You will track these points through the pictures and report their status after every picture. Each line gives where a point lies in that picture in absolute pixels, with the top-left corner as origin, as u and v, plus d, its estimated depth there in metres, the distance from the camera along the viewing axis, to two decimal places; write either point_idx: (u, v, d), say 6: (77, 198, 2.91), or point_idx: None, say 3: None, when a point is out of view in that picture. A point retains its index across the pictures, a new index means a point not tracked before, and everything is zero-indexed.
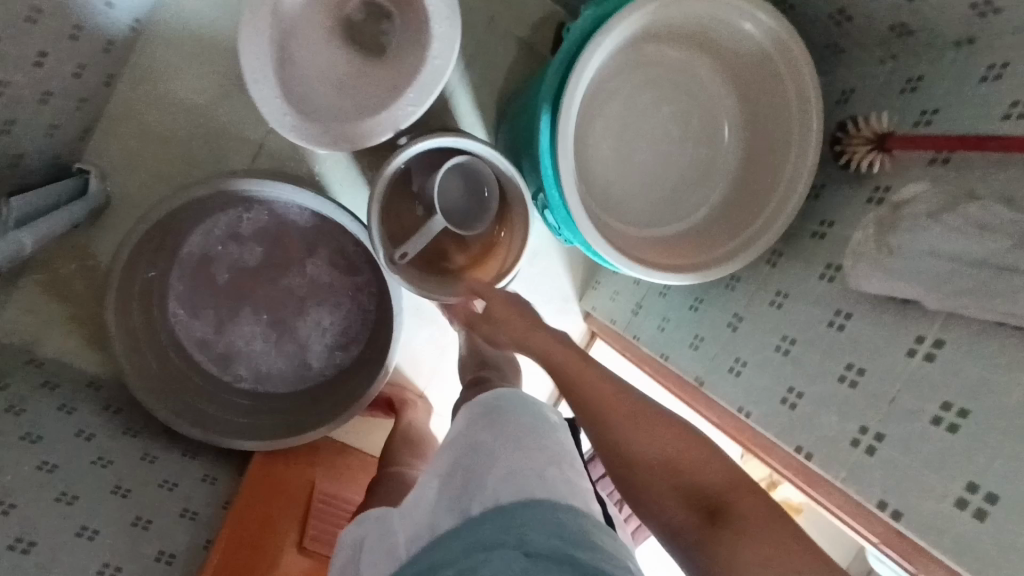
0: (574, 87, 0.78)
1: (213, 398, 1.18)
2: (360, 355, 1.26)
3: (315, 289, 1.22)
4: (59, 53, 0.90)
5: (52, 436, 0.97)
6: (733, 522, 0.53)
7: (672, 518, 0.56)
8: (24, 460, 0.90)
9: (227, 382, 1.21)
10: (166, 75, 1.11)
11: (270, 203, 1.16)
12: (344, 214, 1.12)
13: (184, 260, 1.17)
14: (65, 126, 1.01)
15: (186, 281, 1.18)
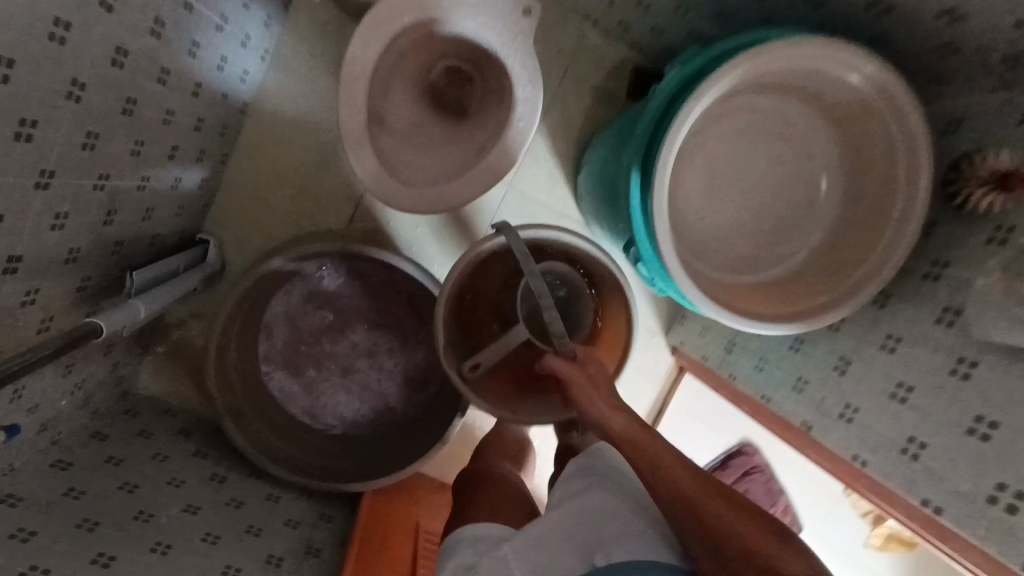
0: (665, 155, 0.76)
1: (304, 445, 1.25)
2: (439, 393, 1.30)
3: (397, 334, 1.29)
4: (188, 143, 0.98)
5: (191, 482, 1.06)
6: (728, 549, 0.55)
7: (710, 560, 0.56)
8: (173, 504, 0.99)
9: (319, 430, 1.28)
10: (270, 144, 1.20)
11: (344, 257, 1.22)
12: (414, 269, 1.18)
13: (271, 322, 1.26)
14: (190, 204, 1.10)
15: (276, 341, 1.26)
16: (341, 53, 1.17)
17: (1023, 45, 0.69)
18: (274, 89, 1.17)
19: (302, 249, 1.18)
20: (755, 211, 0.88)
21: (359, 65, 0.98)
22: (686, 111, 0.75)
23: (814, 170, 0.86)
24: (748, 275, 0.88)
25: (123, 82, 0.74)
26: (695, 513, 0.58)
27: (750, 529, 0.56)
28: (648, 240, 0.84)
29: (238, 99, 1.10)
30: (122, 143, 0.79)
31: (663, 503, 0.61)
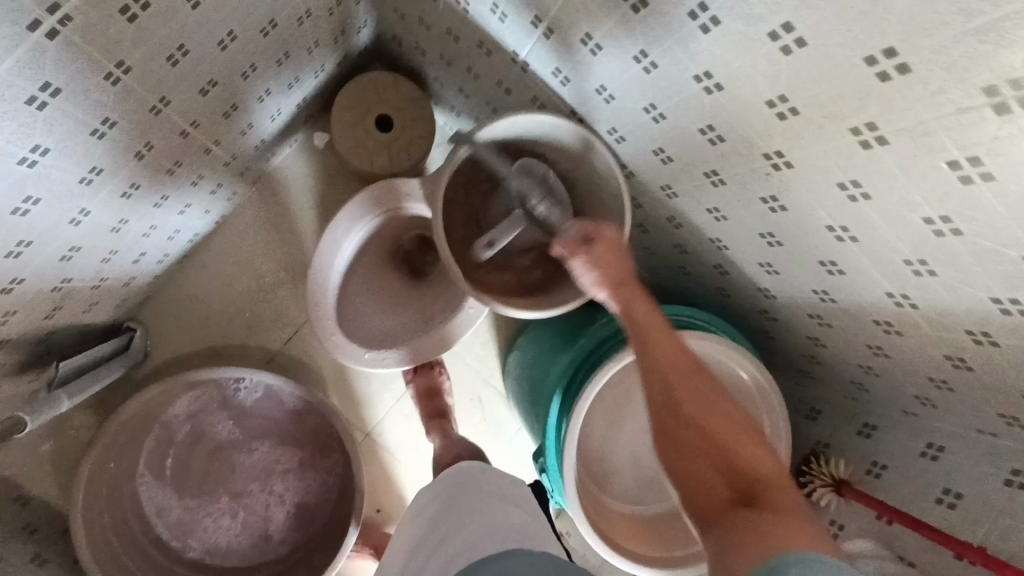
0: (585, 396, 0.88)
1: (158, 565, 1.17)
2: (315, 537, 1.27)
3: (291, 465, 1.28)
4: (155, 250, 1.02)
5: None
6: (726, 474, 0.55)
7: (713, 499, 0.55)
8: None
9: (177, 551, 1.21)
10: (235, 258, 1.26)
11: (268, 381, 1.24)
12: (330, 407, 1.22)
13: (165, 425, 1.23)
14: (134, 297, 1.11)
15: (163, 444, 1.22)
16: (329, 200, 1.30)
17: (860, 378, 0.90)
18: (251, 213, 1.26)
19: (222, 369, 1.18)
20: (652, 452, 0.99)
21: (343, 231, 1.11)
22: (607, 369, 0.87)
23: None
24: (634, 511, 0.96)
25: (126, 204, 0.80)
26: (683, 389, 0.58)
27: (772, 465, 0.56)
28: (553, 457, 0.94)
29: (215, 214, 1.17)
30: (100, 252, 0.83)
31: (673, 426, 0.57)
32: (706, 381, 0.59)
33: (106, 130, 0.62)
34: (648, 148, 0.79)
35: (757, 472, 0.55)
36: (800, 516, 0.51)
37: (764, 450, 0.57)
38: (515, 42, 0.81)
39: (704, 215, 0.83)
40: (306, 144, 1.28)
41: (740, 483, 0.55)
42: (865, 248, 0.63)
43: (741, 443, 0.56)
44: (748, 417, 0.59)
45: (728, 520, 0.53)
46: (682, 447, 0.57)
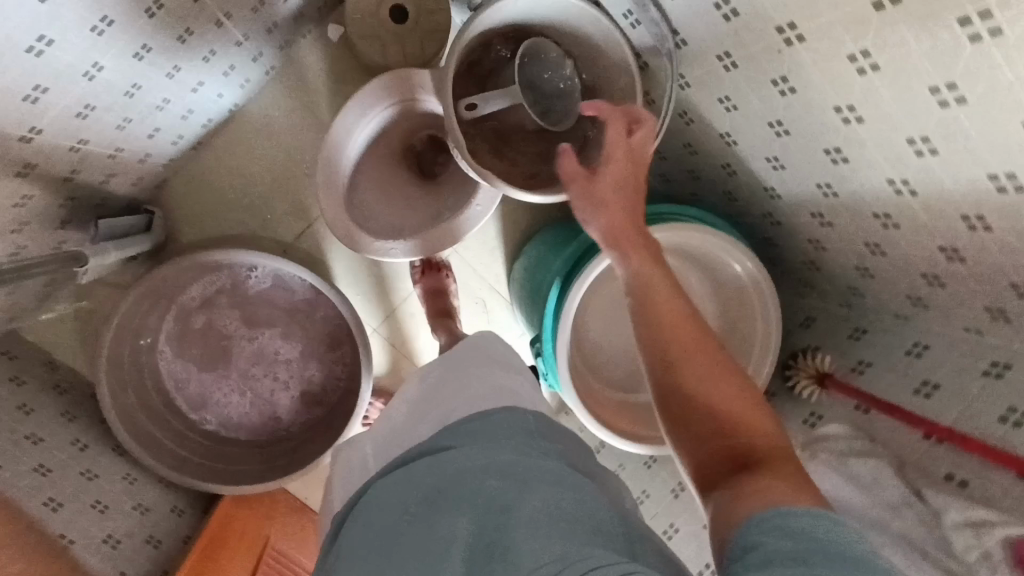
0: (585, 277, 0.90)
1: (175, 432, 1.25)
2: (322, 418, 1.34)
3: (302, 351, 1.34)
4: (169, 128, 1.04)
5: (52, 442, 1.03)
6: (724, 429, 0.54)
7: (705, 467, 0.54)
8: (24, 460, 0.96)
9: (193, 422, 1.29)
10: (246, 147, 1.27)
11: (278, 270, 1.28)
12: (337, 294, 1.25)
13: (182, 306, 1.28)
14: (149, 177, 1.13)
15: (180, 325, 1.29)
16: (340, 93, 1.28)
17: (857, 281, 0.91)
18: (264, 102, 1.26)
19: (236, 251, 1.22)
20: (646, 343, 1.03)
21: (356, 116, 1.12)
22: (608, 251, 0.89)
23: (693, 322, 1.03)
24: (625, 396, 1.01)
25: (139, 68, 0.81)
26: (683, 377, 0.56)
27: (769, 429, 0.54)
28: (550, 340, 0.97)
29: (228, 100, 1.17)
30: (114, 117, 0.84)
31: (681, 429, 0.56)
32: (710, 336, 0.57)
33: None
34: (664, 34, 0.79)
35: (751, 433, 0.53)
36: (801, 489, 0.49)
37: (767, 420, 0.54)
38: None
39: (715, 105, 0.82)
40: (319, 33, 1.25)
41: (731, 456, 0.53)
42: (870, 129, 0.63)
43: (734, 393, 0.55)
44: (751, 386, 0.56)
45: (720, 479, 0.53)
46: (686, 388, 0.56)
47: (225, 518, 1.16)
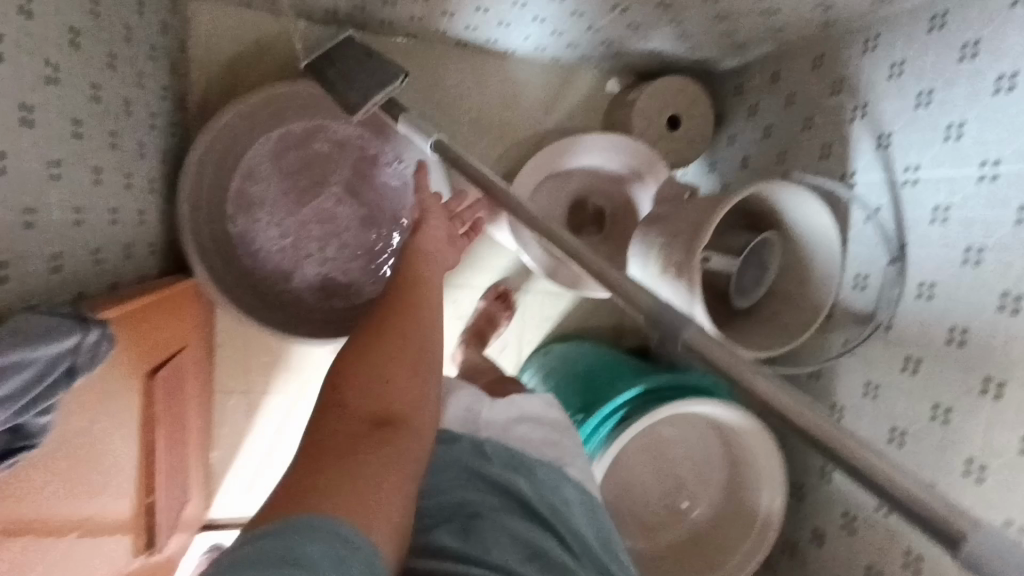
0: (664, 407, 0.95)
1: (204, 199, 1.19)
2: (317, 304, 1.28)
3: (357, 243, 1.30)
4: (478, 16, 1.12)
5: (141, 100, 0.96)
6: None
7: None
8: (120, 90, 0.89)
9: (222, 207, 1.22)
10: (480, 81, 1.33)
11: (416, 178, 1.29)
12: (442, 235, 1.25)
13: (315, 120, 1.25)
14: (412, 24, 1.18)
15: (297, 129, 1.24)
16: (575, 120, 1.39)
17: None
18: (525, 71, 1.35)
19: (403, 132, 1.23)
20: (654, 483, 1.06)
21: (589, 146, 1.25)
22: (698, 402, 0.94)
23: (692, 501, 1.06)
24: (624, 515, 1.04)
25: None
26: None
27: None
28: (603, 424, 1.01)
29: (511, 46, 1.26)
30: None
31: None
32: None
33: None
34: (876, 309, 0.91)
35: None
36: None
37: None
38: (862, 163, 0.95)
39: (854, 387, 0.95)
40: (604, 76, 1.37)
41: None
42: (981, 491, 0.77)
43: None
44: None
45: None
46: None
47: (172, 297, 1.01)
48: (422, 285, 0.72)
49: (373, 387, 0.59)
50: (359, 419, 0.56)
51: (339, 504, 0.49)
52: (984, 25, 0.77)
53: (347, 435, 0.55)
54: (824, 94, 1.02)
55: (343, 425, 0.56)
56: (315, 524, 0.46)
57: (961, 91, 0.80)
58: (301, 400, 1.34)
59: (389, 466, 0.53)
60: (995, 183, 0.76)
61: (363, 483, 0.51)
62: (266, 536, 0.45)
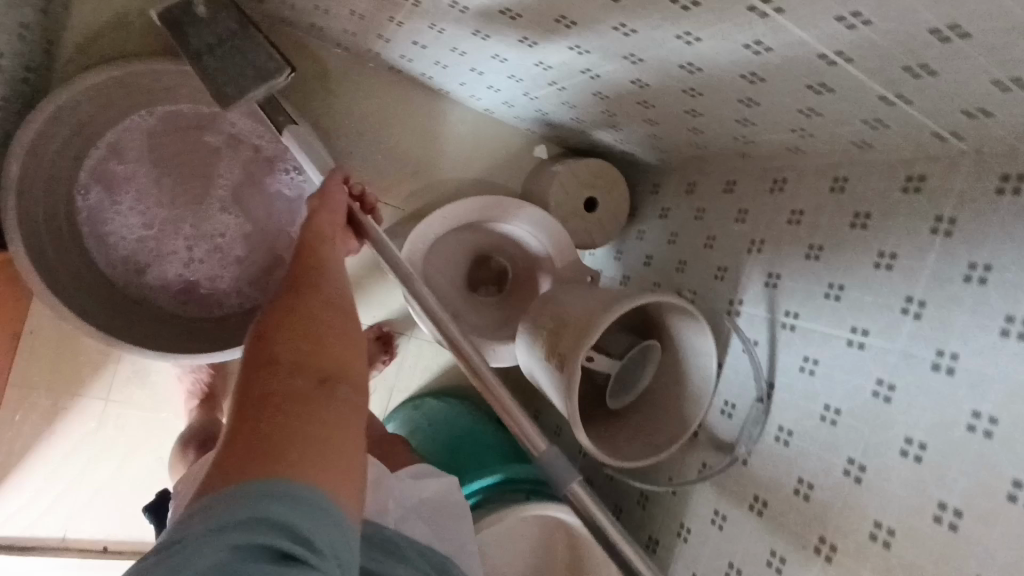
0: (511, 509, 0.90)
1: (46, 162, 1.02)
2: (165, 308, 1.13)
3: (229, 251, 1.16)
4: (412, 48, 1.05)
5: None
6: None
7: None
8: None
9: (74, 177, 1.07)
10: (406, 112, 1.26)
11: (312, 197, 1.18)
12: None
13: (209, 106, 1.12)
14: (341, 35, 1.10)
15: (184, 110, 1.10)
16: (495, 176, 1.35)
17: None
18: (454, 114, 1.29)
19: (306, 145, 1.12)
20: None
21: (506, 213, 1.19)
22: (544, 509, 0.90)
23: None
24: None
25: (484, 29, 0.87)
26: None
27: None
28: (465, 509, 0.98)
29: (444, 86, 1.21)
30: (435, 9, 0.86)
31: None
32: None
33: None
34: (738, 442, 0.92)
35: None
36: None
37: None
38: (749, 295, 0.97)
39: (703, 514, 0.95)
40: (533, 140, 1.35)
41: None
42: None
43: None
44: None
45: None
46: None
47: None
48: (323, 250, 0.61)
49: (311, 337, 0.49)
50: (301, 375, 0.46)
51: (293, 466, 0.41)
52: (876, 202, 0.82)
53: (291, 395, 0.45)
54: (729, 219, 1.05)
55: (286, 383, 0.45)
56: (276, 495, 0.40)
57: (846, 255, 0.84)
58: (118, 410, 1.16)
59: (338, 424, 0.45)
60: (863, 350, 0.79)
61: (317, 438, 0.43)
62: (217, 509, 0.40)
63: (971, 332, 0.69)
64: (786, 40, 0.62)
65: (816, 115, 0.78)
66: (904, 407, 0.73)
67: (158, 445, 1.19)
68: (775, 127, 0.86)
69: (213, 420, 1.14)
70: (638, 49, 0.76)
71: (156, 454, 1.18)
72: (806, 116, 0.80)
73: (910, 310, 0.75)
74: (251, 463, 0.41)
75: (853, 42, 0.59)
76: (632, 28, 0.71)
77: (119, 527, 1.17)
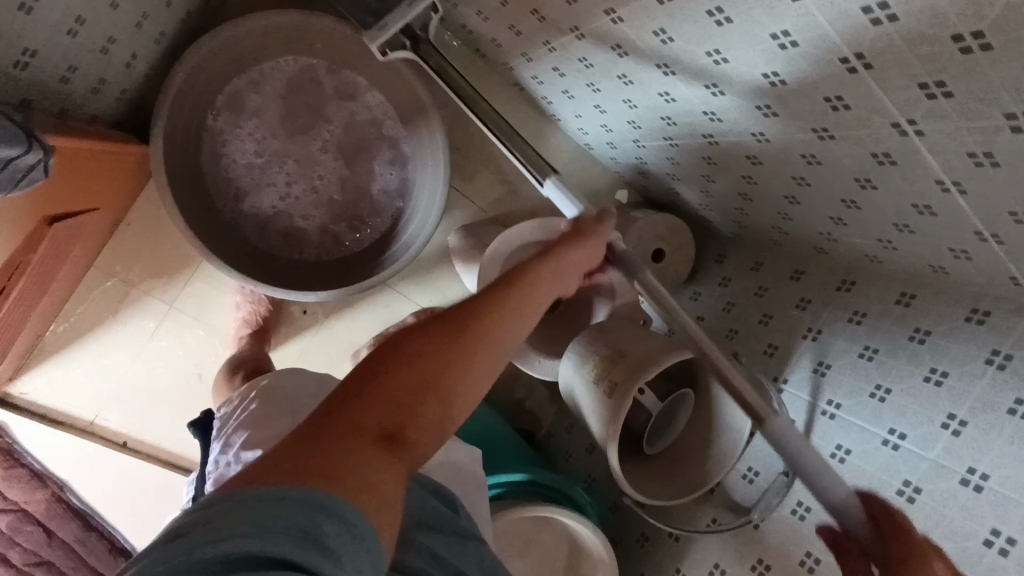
0: (537, 508, 0.93)
1: (195, 75, 1.07)
2: (255, 238, 1.19)
3: (324, 203, 1.22)
4: (549, 72, 1.14)
5: None
6: None
7: None
8: None
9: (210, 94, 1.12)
10: (515, 125, 1.36)
11: (412, 174, 1.24)
12: (408, 241, 1.20)
13: (348, 69, 1.20)
14: (486, 42, 1.19)
15: (325, 66, 1.19)
16: None
17: None
18: (557, 139, 1.39)
19: (422, 127, 1.20)
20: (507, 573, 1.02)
21: None
22: (569, 515, 0.93)
23: None
24: None
25: (631, 75, 0.96)
26: None
27: None
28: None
29: (559, 112, 1.30)
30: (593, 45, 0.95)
31: None
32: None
33: (775, 86, 0.75)
34: (754, 507, 0.98)
35: None
36: None
37: None
38: (796, 376, 1.04)
39: (703, 564, 1.01)
40: (618, 184, 1.44)
41: None
42: None
43: None
44: None
45: None
46: None
47: (120, 153, 0.88)
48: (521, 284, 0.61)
49: (421, 379, 0.51)
50: (380, 421, 0.48)
51: (337, 487, 0.43)
52: (938, 322, 0.88)
53: (367, 433, 0.47)
54: (790, 304, 1.12)
55: (367, 417, 0.47)
56: (311, 515, 0.41)
57: (899, 363, 0.90)
58: (177, 316, 1.20)
59: (379, 489, 0.45)
60: (896, 451, 0.86)
61: (367, 475, 0.45)
62: (252, 502, 0.41)
63: (1006, 460, 0.74)
64: (912, 159, 0.71)
65: (908, 232, 0.85)
66: (925, 509, 0.80)
67: (200, 361, 1.23)
68: (864, 235, 0.93)
69: (263, 351, 1.18)
70: (770, 130, 0.85)
71: (197, 368, 1.23)
72: (899, 231, 0.86)
73: (950, 426, 0.81)
74: (294, 474, 0.43)
75: (971, 175, 0.67)
76: (775, 111, 0.80)
77: (145, 427, 1.21)
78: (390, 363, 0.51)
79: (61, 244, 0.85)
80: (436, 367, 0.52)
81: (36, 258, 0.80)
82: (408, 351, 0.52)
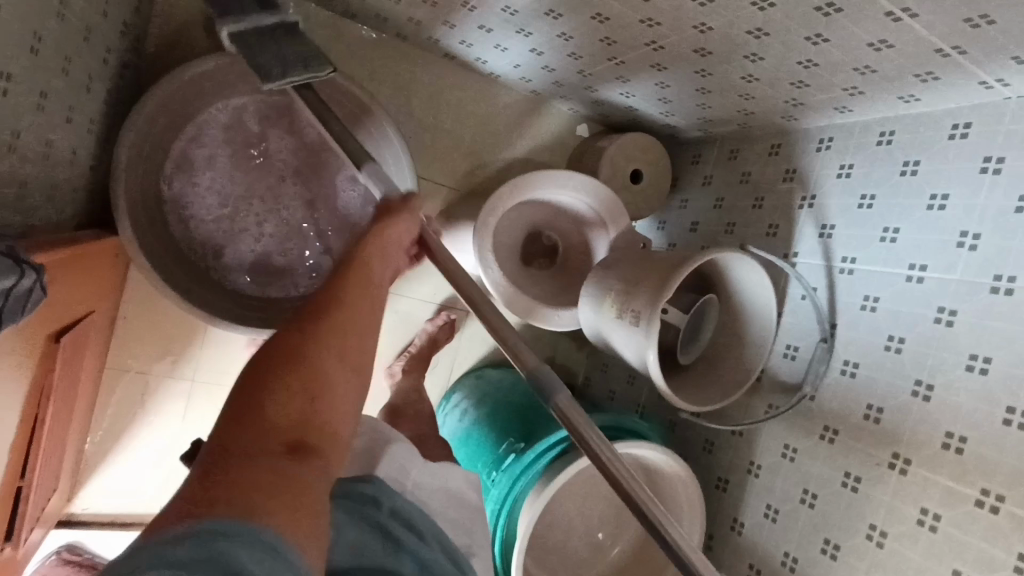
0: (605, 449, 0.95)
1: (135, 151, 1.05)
2: (248, 288, 1.18)
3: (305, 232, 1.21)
4: (475, 31, 1.12)
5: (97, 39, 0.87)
6: None
7: None
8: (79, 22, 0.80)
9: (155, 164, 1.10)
10: (458, 97, 1.34)
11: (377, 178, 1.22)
12: None
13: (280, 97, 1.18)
14: (405, 23, 1.17)
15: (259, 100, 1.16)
16: (542, 154, 1.42)
17: None
18: (504, 96, 1.37)
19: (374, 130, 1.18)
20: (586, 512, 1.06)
21: (569, 184, 1.22)
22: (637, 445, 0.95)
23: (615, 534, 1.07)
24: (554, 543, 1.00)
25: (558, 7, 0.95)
26: None
27: None
28: (545, 454, 1.02)
29: (497, 69, 1.28)
30: None
31: None
32: None
33: None
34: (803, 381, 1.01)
35: None
36: None
37: None
38: (804, 246, 1.05)
39: (773, 449, 1.04)
40: (577, 120, 1.43)
41: None
42: (882, 553, 0.86)
43: None
44: None
45: None
46: None
47: (97, 251, 0.88)
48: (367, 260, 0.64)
49: (308, 379, 0.53)
50: (278, 432, 0.50)
51: (255, 513, 0.44)
52: (925, 150, 0.89)
53: (268, 445, 0.49)
54: (778, 179, 1.13)
55: (265, 432, 0.49)
56: (227, 540, 0.41)
57: (899, 200, 0.92)
58: (201, 388, 1.21)
59: (294, 504, 0.47)
60: (921, 284, 0.88)
61: (281, 492, 0.46)
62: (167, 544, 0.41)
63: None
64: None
65: (870, 73, 0.85)
66: (965, 328, 0.82)
67: None
68: (827, 90, 0.93)
69: None
70: (710, 18, 0.84)
71: None
72: (861, 75, 0.86)
73: (965, 243, 0.83)
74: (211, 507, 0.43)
75: None
76: None
77: None
78: (269, 373, 0.52)
79: (73, 357, 0.85)
80: (318, 368, 0.54)
81: (57, 375, 0.80)
82: (287, 359, 0.53)
